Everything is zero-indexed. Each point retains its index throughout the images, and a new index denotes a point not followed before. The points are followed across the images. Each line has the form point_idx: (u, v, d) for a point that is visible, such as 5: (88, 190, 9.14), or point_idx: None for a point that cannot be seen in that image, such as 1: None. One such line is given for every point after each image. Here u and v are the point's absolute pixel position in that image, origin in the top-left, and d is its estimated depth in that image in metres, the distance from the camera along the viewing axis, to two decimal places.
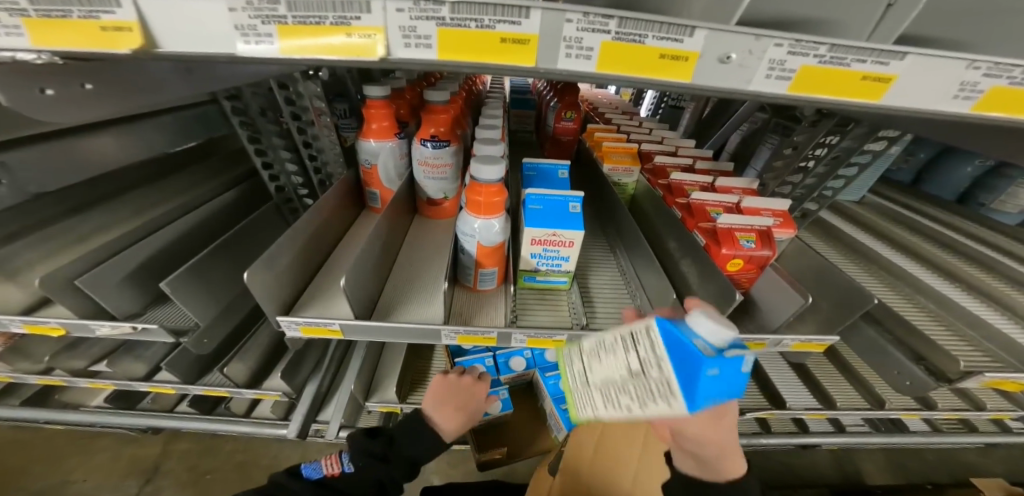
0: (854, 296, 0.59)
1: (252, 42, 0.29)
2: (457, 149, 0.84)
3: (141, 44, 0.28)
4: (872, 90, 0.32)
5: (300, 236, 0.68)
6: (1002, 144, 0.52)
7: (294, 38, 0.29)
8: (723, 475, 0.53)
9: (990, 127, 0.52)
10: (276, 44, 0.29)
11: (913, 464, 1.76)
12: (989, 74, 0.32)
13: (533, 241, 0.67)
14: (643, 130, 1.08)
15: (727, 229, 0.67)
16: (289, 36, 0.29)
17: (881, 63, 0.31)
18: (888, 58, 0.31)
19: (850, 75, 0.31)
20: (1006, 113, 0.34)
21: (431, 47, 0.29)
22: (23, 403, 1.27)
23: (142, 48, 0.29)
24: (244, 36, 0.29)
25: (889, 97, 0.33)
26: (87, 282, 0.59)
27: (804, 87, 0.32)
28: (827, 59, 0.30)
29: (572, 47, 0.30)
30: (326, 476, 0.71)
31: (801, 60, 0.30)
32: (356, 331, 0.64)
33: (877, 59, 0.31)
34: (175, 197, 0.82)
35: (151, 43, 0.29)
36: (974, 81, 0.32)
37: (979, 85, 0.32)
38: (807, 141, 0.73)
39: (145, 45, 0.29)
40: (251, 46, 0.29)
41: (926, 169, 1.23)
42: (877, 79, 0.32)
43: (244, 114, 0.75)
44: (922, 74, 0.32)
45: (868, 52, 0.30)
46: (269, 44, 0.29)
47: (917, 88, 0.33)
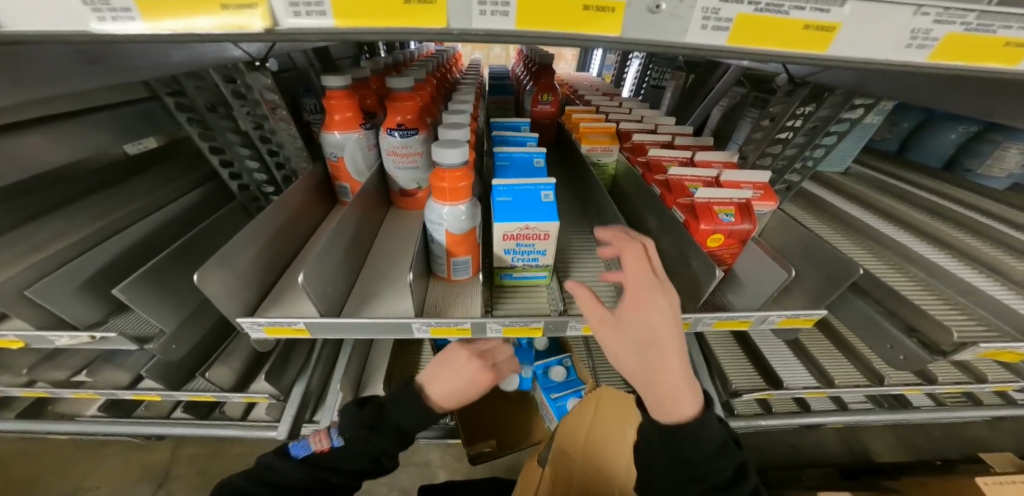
0: (840, 267, 0.55)
1: (110, 19, 0.26)
2: (426, 137, 0.81)
3: None
4: (818, 41, 0.29)
5: (263, 232, 0.65)
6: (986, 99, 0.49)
7: (154, 16, 0.26)
8: (675, 416, 0.55)
9: None
10: (138, 19, 0.26)
11: (920, 438, 1.73)
12: (940, 19, 0.28)
13: (507, 236, 0.62)
14: (622, 110, 1.05)
15: (705, 204, 0.63)
16: (152, 14, 0.26)
17: (821, 11, 0.28)
18: (827, 5, 0.27)
19: (792, 24, 0.28)
20: (965, 63, 0.31)
21: (324, 14, 0.26)
22: (18, 416, 1.27)
23: None
24: (96, 13, 0.26)
25: (835, 48, 0.29)
26: (39, 291, 0.57)
27: (747, 42, 0.29)
28: (764, 5, 0.27)
29: (485, 2, 0.26)
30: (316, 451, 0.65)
31: (736, 7, 0.27)
32: (322, 329, 0.62)
33: (816, 6, 0.27)
34: (137, 202, 0.80)
35: None
36: (926, 28, 0.29)
37: (932, 32, 0.29)
38: (783, 111, 0.69)
39: None
40: (108, 23, 0.26)
41: (910, 139, 1.19)
42: (820, 28, 0.28)
43: (192, 111, 0.72)
44: (869, 23, 0.29)
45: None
46: (132, 22, 0.26)
47: (866, 39, 0.29)
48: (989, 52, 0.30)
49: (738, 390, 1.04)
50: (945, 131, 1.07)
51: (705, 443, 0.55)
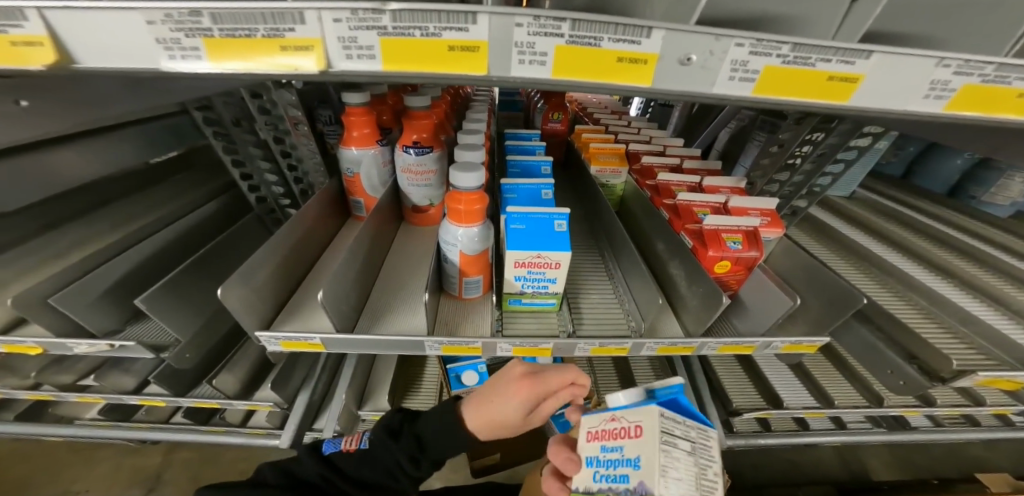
0: (844, 296, 0.57)
1: (178, 57, 0.28)
2: (440, 155, 0.82)
3: (52, 58, 0.27)
4: (841, 90, 0.30)
5: (281, 247, 0.67)
6: (992, 139, 0.51)
7: (223, 55, 0.28)
8: None
9: (980, 127, 0.50)
10: (203, 58, 0.28)
11: (917, 457, 1.74)
12: (960, 71, 0.30)
13: (517, 264, 0.64)
14: (630, 130, 1.07)
15: (713, 231, 0.65)
16: (216, 51, 0.28)
17: (848, 63, 0.29)
18: (853, 57, 0.29)
19: (816, 75, 0.29)
20: (982, 112, 0.32)
21: (374, 58, 0.28)
22: (18, 419, 1.26)
23: (53, 62, 0.28)
24: (168, 50, 0.28)
25: (857, 98, 0.31)
26: (62, 300, 0.58)
27: (771, 89, 0.30)
28: (792, 59, 0.29)
29: (524, 53, 0.28)
30: (343, 452, 0.68)
31: (764, 60, 0.29)
32: (336, 344, 0.63)
33: (842, 58, 0.29)
34: (157, 210, 0.81)
35: (64, 56, 0.27)
36: (945, 80, 0.30)
37: (951, 83, 0.30)
38: (792, 139, 0.70)
39: (57, 59, 0.27)
40: (179, 61, 0.28)
41: (916, 164, 1.22)
42: (845, 79, 0.30)
43: (217, 125, 0.74)
44: (892, 74, 0.30)
45: (833, 51, 0.28)
46: (198, 60, 0.28)
47: (886, 89, 0.31)
48: (1004, 103, 0.32)
49: (738, 409, 1.05)
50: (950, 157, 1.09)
51: None
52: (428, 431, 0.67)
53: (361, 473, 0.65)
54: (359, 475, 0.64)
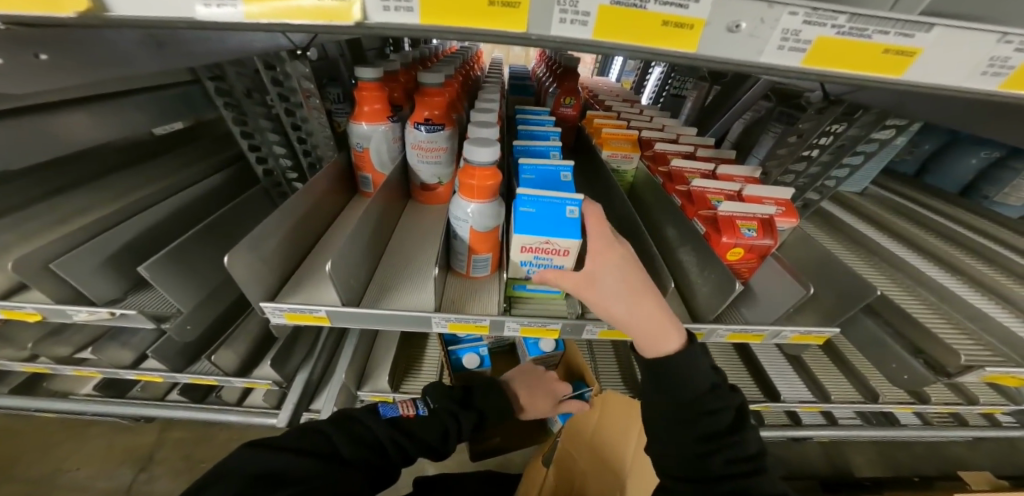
0: (858, 287, 0.57)
1: (213, 6, 0.27)
2: (452, 133, 0.81)
3: (85, 7, 0.27)
4: (896, 64, 0.30)
5: (288, 220, 0.65)
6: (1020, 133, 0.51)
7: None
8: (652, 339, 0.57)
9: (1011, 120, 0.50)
10: (239, 7, 0.27)
11: (901, 454, 1.78)
12: (1021, 48, 0.29)
13: (524, 249, 0.59)
14: (643, 118, 1.06)
15: (727, 217, 0.65)
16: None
17: (905, 36, 0.28)
18: (913, 29, 0.28)
19: (871, 48, 0.29)
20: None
21: (412, 10, 0.27)
22: (10, 391, 1.23)
23: (88, 11, 0.27)
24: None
25: (912, 71, 0.30)
26: (63, 265, 0.57)
27: (822, 61, 0.30)
28: (848, 29, 0.28)
29: (566, 11, 0.27)
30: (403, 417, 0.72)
31: (818, 30, 0.28)
32: (344, 318, 0.62)
33: (901, 31, 0.28)
34: (160, 181, 0.79)
35: (98, 6, 0.27)
36: (1006, 56, 0.29)
37: (1010, 61, 0.29)
38: (812, 129, 0.71)
39: (91, 8, 0.27)
40: (213, 9, 0.27)
41: (930, 162, 1.22)
42: (902, 53, 0.29)
43: (229, 96, 0.73)
44: (951, 49, 0.29)
45: (892, 23, 0.28)
46: (233, 7, 0.27)
47: (943, 64, 0.30)
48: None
49: None
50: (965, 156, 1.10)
51: (692, 382, 0.56)
52: (491, 403, 0.85)
53: (421, 431, 0.71)
54: (422, 435, 0.70)
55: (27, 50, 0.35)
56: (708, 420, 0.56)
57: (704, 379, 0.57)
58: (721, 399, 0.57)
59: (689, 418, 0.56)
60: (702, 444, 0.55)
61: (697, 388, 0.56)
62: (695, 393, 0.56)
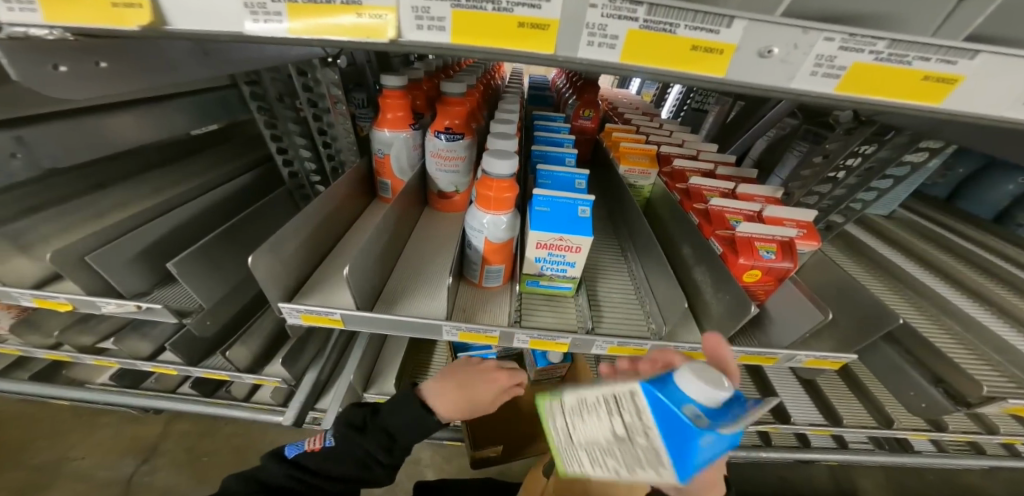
0: (878, 315, 0.56)
1: (261, 20, 0.28)
2: (470, 143, 0.82)
3: (148, 21, 0.28)
4: (934, 92, 0.29)
5: (309, 222, 0.67)
6: None
7: (301, 18, 0.28)
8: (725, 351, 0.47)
9: None
10: (284, 23, 0.28)
11: (914, 482, 1.72)
12: None
13: (538, 245, 0.63)
14: (663, 132, 1.06)
15: (745, 238, 0.64)
16: (298, 16, 0.28)
17: (948, 63, 0.27)
18: (956, 56, 0.27)
19: (912, 74, 0.28)
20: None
21: (444, 29, 0.28)
22: (30, 377, 1.27)
23: (149, 25, 0.28)
24: (253, 15, 0.28)
25: (952, 101, 0.29)
26: (97, 259, 0.59)
27: (857, 88, 0.29)
28: (886, 56, 0.27)
29: (595, 35, 0.28)
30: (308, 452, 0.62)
31: (854, 56, 0.28)
32: (357, 322, 0.63)
33: (943, 58, 0.27)
34: (189, 179, 0.82)
35: (160, 20, 0.28)
36: None
37: None
38: (840, 150, 0.69)
39: (153, 22, 0.28)
40: (260, 24, 0.29)
41: (962, 186, 1.19)
42: (942, 80, 0.28)
43: (262, 100, 0.76)
44: (1000, 77, 0.28)
45: (934, 49, 0.27)
46: (278, 23, 0.28)
47: (991, 93, 0.29)
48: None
49: (744, 420, 1.04)
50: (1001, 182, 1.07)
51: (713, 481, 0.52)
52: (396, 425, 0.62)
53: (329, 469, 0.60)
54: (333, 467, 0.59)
55: (87, 60, 0.37)
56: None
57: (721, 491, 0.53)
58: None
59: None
60: None
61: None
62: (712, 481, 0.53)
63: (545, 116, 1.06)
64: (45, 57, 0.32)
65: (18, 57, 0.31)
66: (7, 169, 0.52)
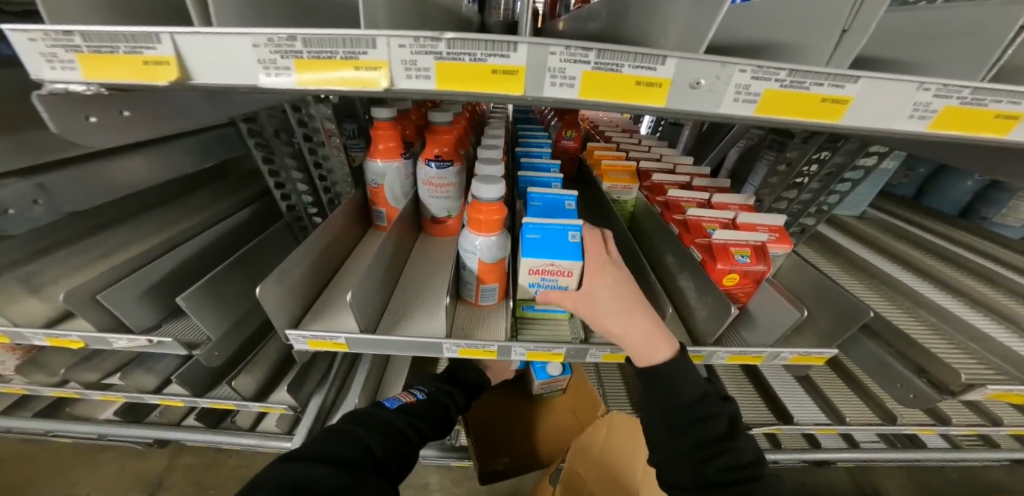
0: (851, 310, 0.59)
1: (273, 74, 0.33)
2: (460, 169, 0.87)
3: (176, 76, 0.33)
4: (833, 111, 0.34)
5: (311, 252, 0.71)
6: (993, 161, 0.54)
7: (308, 71, 0.33)
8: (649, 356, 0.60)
9: (982, 148, 0.53)
10: (292, 76, 0.33)
11: (933, 479, 1.70)
12: (939, 95, 0.33)
13: (531, 271, 0.63)
14: (642, 148, 1.11)
15: (721, 245, 0.68)
16: (304, 69, 0.33)
17: (838, 86, 0.33)
18: (844, 82, 0.33)
19: (811, 97, 0.33)
20: (965, 132, 0.35)
21: (430, 78, 0.33)
22: (36, 415, 1.28)
23: (178, 79, 0.33)
24: (266, 70, 0.33)
25: (849, 118, 0.35)
26: (108, 297, 0.62)
27: (771, 111, 0.34)
28: (789, 83, 0.33)
29: (556, 77, 0.33)
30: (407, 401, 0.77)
31: (764, 84, 0.33)
32: (361, 344, 0.66)
33: (834, 83, 0.33)
34: (194, 215, 0.87)
35: (184, 75, 0.33)
36: (926, 102, 0.34)
37: (931, 105, 0.34)
38: (799, 158, 0.75)
39: (180, 77, 0.33)
40: (271, 77, 0.33)
41: (926, 185, 1.26)
42: (836, 101, 0.34)
43: (259, 136, 0.80)
44: (879, 97, 0.34)
45: (825, 76, 0.33)
46: (287, 77, 0.33)
47: (877, 110, 0.34)
48: (984, 122, 0.34)
49: (747, 422, 1.06)
50: (961, 178, 1.14)
51: (688, 390, 0.60)
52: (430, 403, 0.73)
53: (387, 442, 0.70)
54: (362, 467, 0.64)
55: (114, 109, 0.41)
56: (700, 427, 0.59)
57: (695, 388, 0.60)
58: (713, 406, 0.60)
59: (681, 424, 0.59)
60: (700, 449, 0.58)
61: (691, 394, 0.60)
62: (687, 400, 0.60)
63: (529, 139, 1.11)
64: (80, 109, 0.37)
65: (57, 110, 0.35)
66: (29, 216, 0.55)
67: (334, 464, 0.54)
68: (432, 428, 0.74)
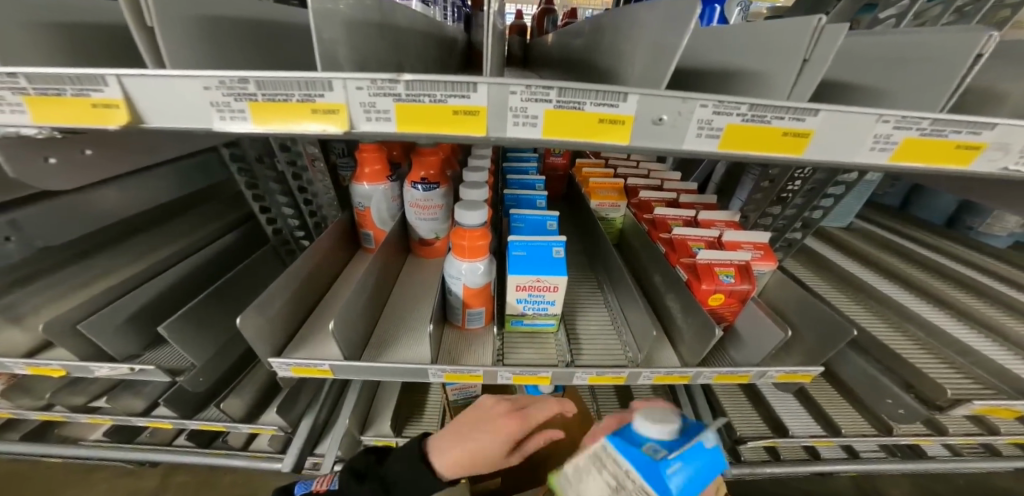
0: (836, 328, 0.58)
1: (227, 116, 0.33)
2: (446, 191, 0.86)
3: (127, 119, 0.33)
4: (796, 144, 0.34)
5: (295, 277, 0.70)
6: None
7: (262, 116, 0.33)
8: None
9: None
10: (247, 119, 0.33)
11: (937, 487, 1.67)
12: (899, 126, 0.33)
13: (519, 288, 0.67)
14: (630, 163, 1.12)
15: (706, 265, 0.68)
16: (258, 113, 0.33)
17: (797, 120, 0.33)
18: (803, 115, 0.33)
19: (772, 131, 0.33)
20: (926, 163, 0.35)
21: (390, 119, 0.33)
22: (25, 438, 1.26)
23: (129, 122, 0.33)
24: (220, 113, 0.33)
25: (811, 150, 0.35)
26: (89, 327, 0.62)
27: (734, 145, 0.34)
28: (749, 117, 0.33)
29: (518, 116, 0.33)
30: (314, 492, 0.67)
31: (726, 119, 0.33)
32: (344, 370, 0.65)
33: (794, 116, 0.33)
34: (180, 238, 0.86)
35: (135, 118, 0.33)
36: (886, 134, 0.34)
37: (892, 137, 0.34)
38: (781, 175, 0.76)
39: (131, 120, 0.33)
40: (227, 121, 0.33)
41: (911, 194, 1.26)
42: (797, 134, 0.34)
43: (242, 160, 0.80)
44: (840, 130, 0.34)
45: (785, 110, 0.33)
46: (243, 120, 0.33)
47: (838, 142, 0.34)
48: (944, 153, 0.35)
49: (743, 437, 1.05)
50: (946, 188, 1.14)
51: None
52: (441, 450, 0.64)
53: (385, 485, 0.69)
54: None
55: None
56: None
57: None
58: None
59: None
60: None
61: None
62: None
63: (518, 157, 1.12)
64: None
65: None
66: None
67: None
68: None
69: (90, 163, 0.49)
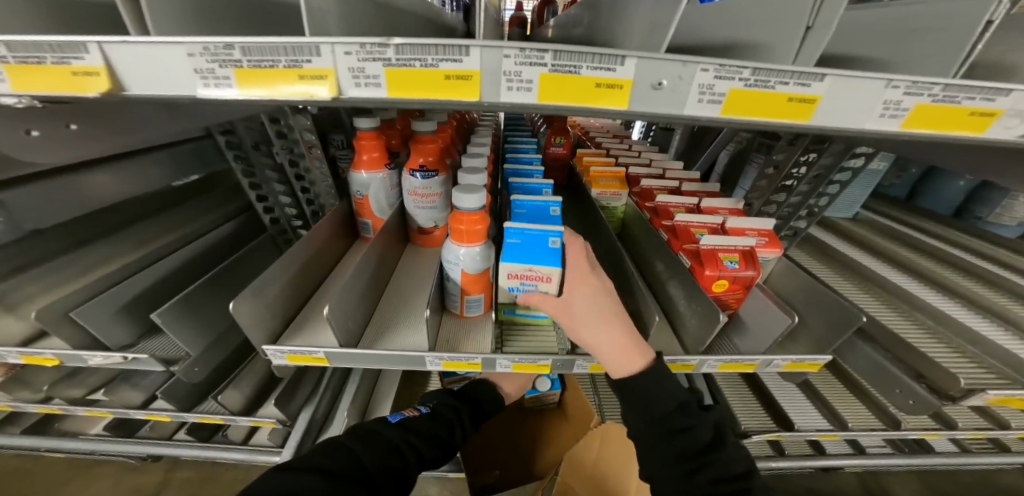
0: (844, 315, 0.57)
1: (211, 84, 0.32)
2: (445, 179, 0.85)
3: (107, 86, 0.32)
4: (802, 111, 0.33)
5: (292, 264, 0.70)
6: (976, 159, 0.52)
7: (249, 82, 0.32)
8: None
9: None
10: (232, 85, 0.32)
11: (945, 484, 1.65)
12: (910, 92, 0.32)
13: (509, 275, 0.63)
14: (631, 153, 1.10)
15: (709, 250, 0.67)
16: (243, 79, 0.32)
17: (803, 85, 0.32)
18: (809, 80, 0.32)
19: (777, 96, 0.32)
20: (938, 131, 0.34)
21: (379, 85, 0.32)
22: (26, 431, 1.26)
23: (109, 90, 0.32)
24: (204, 79, 0.32)
25: (818, 118, 0.34)
26: (81, 314, 0.61)
27: (738, 112, 0.33)
28: (753, 82, 0.31)
29: (512, 80, 0.32)
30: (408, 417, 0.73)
31: (728, 84, 0.31)
32: (341, 358, 0.64)
33: (799, 81, 0.32)
34: (177, 228, 0.86)
35: (117, 86, 0.32)
36: (897, 99, 0.32)
37: (902, 103, 0.33)
38: (786, 160, 0.74)
39: (112, 88, 0.32)
40: (211, 88, 0.32)
41: (919, 185, 1.24)
42: (803, 100, 0.32)
43: (238, 148, 0.80)
44: (847, 96, 0.33)
45: (791, 75, 0.31)
46: (228, 87, 0.32)
47: (846, 109, 0.33)
48: (957, 120, 0.33)
49: (747, 430, 1.03)
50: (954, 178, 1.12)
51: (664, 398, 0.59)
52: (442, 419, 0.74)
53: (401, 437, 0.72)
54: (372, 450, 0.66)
55: None
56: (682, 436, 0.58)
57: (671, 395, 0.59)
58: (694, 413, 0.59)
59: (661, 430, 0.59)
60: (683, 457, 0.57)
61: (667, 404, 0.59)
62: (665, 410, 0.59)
63: (517, 147, 1.10)
64: None
65: None
66: None
67: (324, 472, 0.54)
68: (431, 446, 0.70)
69: (79, 144, 0.48)
